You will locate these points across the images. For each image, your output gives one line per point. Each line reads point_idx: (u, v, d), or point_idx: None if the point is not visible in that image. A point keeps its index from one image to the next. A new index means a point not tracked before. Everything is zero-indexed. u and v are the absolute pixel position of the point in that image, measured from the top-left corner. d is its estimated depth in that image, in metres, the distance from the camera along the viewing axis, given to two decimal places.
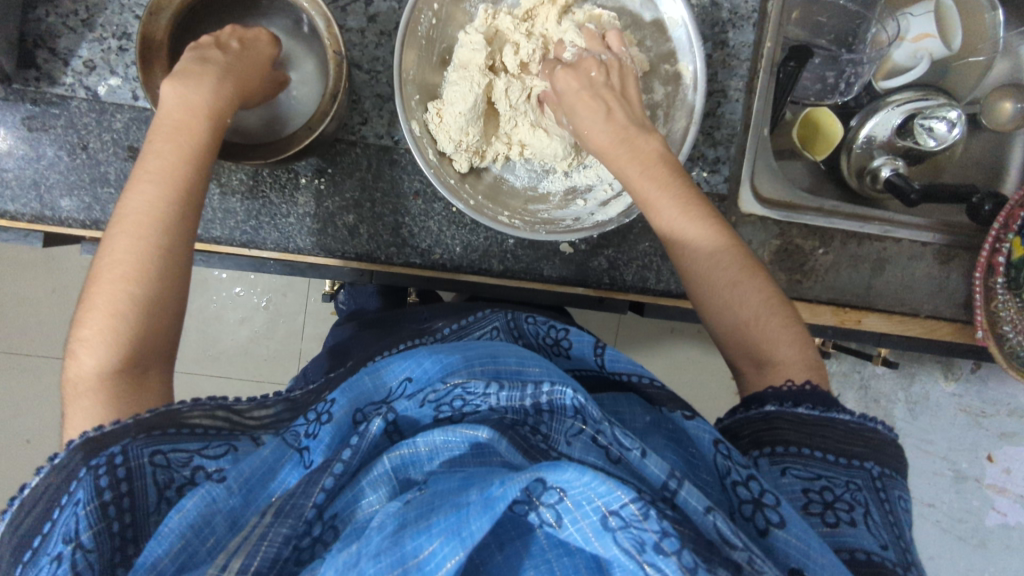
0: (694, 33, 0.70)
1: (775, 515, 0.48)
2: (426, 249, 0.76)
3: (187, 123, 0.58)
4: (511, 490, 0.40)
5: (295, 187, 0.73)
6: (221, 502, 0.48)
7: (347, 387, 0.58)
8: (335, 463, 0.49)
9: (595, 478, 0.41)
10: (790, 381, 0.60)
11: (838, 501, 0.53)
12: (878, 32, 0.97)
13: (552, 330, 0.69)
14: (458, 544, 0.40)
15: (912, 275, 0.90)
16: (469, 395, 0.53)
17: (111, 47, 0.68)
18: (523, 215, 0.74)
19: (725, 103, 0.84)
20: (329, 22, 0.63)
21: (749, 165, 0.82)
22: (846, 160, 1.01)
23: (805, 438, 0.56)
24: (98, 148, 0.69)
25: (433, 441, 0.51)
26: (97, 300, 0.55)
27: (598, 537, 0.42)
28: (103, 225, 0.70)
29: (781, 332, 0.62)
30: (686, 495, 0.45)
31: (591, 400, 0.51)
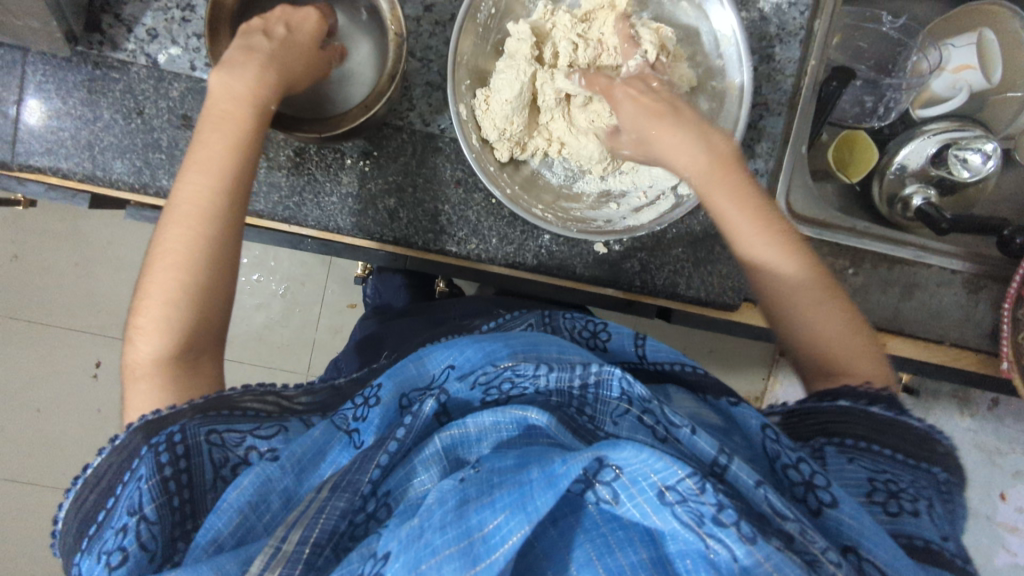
0: (745, 50, 0.71)
1: (826, 495, 0.48)
2: (463, 238, 0.76)
3: (233, 114, 0.60)
4: (574, 468, 0.40)
5: (340, 167, 0.74)
6: (276, 480, 0.50)
7: (393, 372, 0.59)
8: (389, 443, 0.51)
9: (652, 455, 0.42)
10: (867, 385, 0.61)
11: (902, 492, 0.54)
12: (918, 60, 0.99)
13: (588, 325, 0.70)
14: (522, 518, 0.41)
15: (940, 301, 0.90)
16: (518, 377, 0.54)
17: (175, 16, 0.70)
18: (555, 210, 0.74)
19: (767, 116, 0.83)
20: (393, 6, 0.64)
21: (785, 181, 0.84)
22: (878, 186, 1.01)
23: (880, 433, 0.58)
24: (153, 114, 0.70)
25: (482, 422, 0.52)
26: (154, 285, 0.58)
27: (656, 511, 0.43)
28: (151, 190, 0.71)
29: (855, 348, 0.65)
30: (736, 470, 0.45)
31: (636, 380, 0.52)
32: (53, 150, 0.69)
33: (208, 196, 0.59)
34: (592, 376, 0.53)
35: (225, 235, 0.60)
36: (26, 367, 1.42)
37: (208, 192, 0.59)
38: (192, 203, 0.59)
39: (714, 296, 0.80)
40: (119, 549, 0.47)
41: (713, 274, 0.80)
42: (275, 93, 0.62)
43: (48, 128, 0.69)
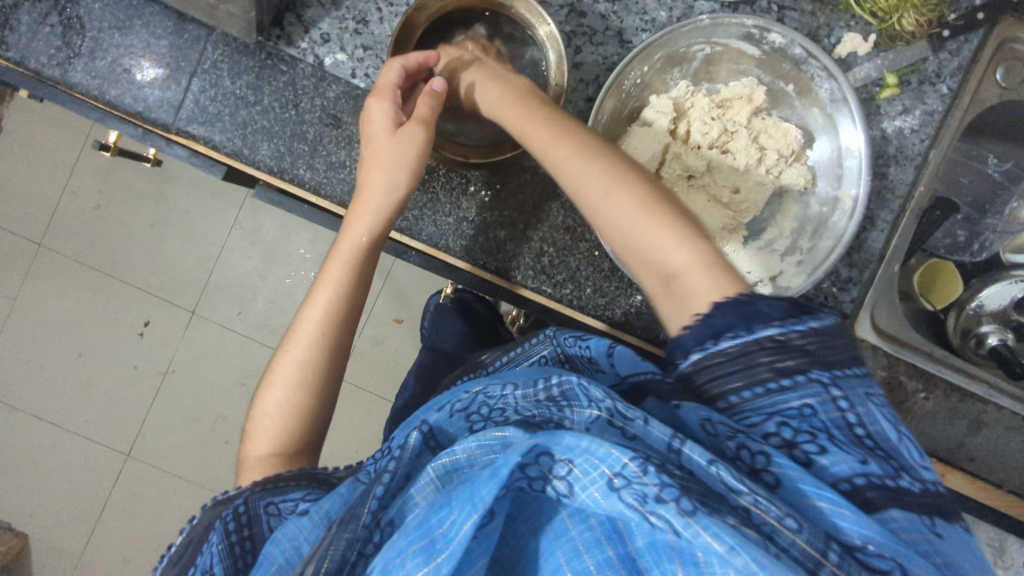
0: (866, 165, 0.74)
1: (771, 477, 0.47)
2: (559, 282, 0.79)
3: (337, 257, 0.70)
4: (508, 458, 0.46)
5: (462, 192, 0.78)
6: (303, 533, 0.55)
7: (405, 424, 0.64)
8: (381, 480, 0.56)
9: (593, 442, 0.46)
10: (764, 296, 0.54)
11: (800, 435, 0.49)
12: (1018, 207, 1.03)
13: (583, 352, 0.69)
14: (471, 508, 0.46)
15: (1007, 446, 0.89)
16: (491, 399, 0.60)
17: (349, 27, 0.76)
18: None
19: (871, 230, 0.85)
20: (562, 59, 0.73)
21: (872, 295, 0.86)
22: (954, 317, 1.02)
23: (808, 362, 0.50)
24: (307, 109, 0.75)
25: (470, 448, 0.53)
26: (260, 408, 0.68)
27: (606, 498, 0.45)
28: (287, 176, 0.75)
29: (698, 283, 0.56)
30: (690, 451, 0.47)
31: (594, 382, 0.54)
32: (211, 122, 0.74)
33: (315, 324, 0.69)
34: (555, 386, 0.56)
35: (330, 354, 0.69)
36: (92, 310, 1.48)
37: (315, 320, 0.69)
38: (300, 334, 0.69)
39: None
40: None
41: None
42: (375, 235, 0.70)
43: (212, 102, 0.74)
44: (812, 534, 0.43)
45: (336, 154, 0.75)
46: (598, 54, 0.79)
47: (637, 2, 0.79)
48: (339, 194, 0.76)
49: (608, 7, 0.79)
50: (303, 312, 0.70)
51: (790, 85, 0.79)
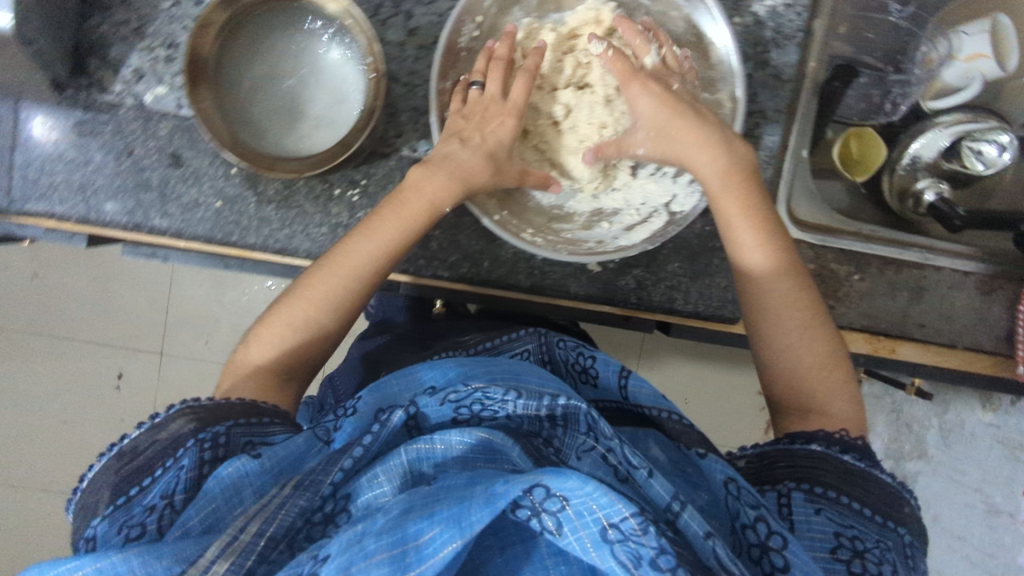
0: (737, 62, 0.69)
1: (780, 559, 0.55)
2: (454, 263, 0.77)
3: (344, 275, 0.68)
4: (509, 489, 0.48)
5: (329, 198, 0.73)
6: (252, 477, 0.57)
7: (376, 388, 0.67)
8: (354, 449, 0.57)
9: (596, 489, 0.48)
10: (843, 433, 0.67)
11: (867, 552, 0.58)
12: (928, 51, 0.96)
13: (580, 359, 0.79)
14: (456, 532, 0.48)
15: (951, 304, 0.87)
16: (488, 400, 0.61)
17: (160, 56, 0.70)
18: (546, 233, 0.74)
19: (764, 124, 0.79)
20: (371, 40, 0.59)
21: (785, 189, 0.82)
22: (887, 181, 0.99)
23: (892, 514, 0.62)
24: (143, 155, 0.71)
25: (449, 441, 0.58)
26: (260, 343, 0.69)
27: (596, 547, 0.50)
28: (145, 229, 0.72)
29: (836, 385, 0.69)
30: (686, 519, 0.53)
31: (601, 418, 0.59)
32: (47, 195, 0.70)
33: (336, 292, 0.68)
34: (561, 407, 0.60)
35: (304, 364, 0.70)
36: (59, 376, 1.47)
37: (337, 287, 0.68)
38: (289, 337, 0.69)
39: (710, 311, 0.80)
40: (145, 524, 0.56)
41: (711, 288, 0.80)
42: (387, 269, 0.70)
43: (43, 173, 0.70)
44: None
45: (188, 194, 0.72)
46: (432, 14, 0.72)
47: None
48: (203, 233, 0.72)
49: None
50: (288, 313, 0.69)
51: None
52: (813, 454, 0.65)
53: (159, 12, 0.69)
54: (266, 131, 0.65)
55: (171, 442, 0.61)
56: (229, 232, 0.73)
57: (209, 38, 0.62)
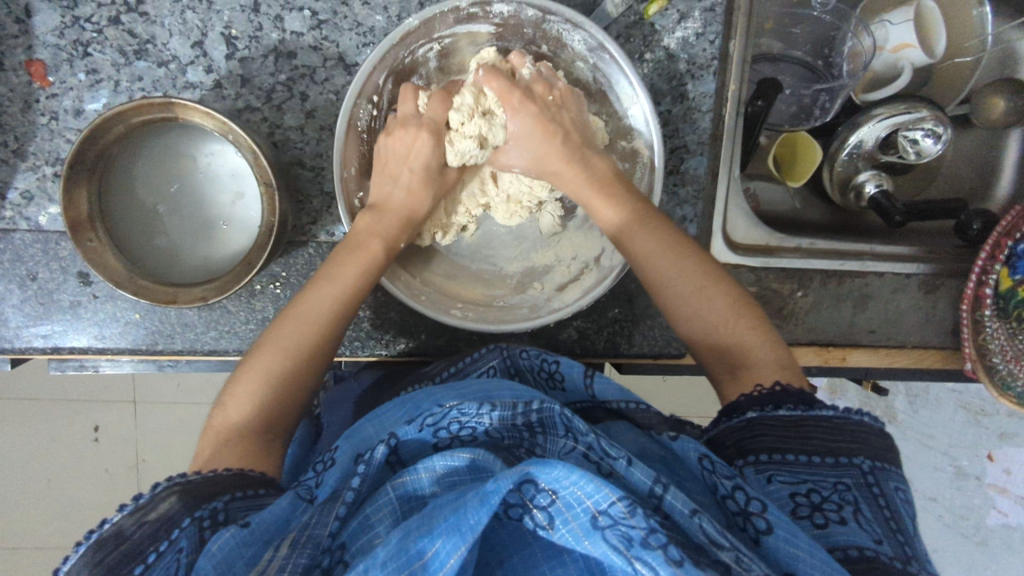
0: (653, 123, 0.67)
1: (762, 522, 0.47)
2: (391, 339, 0.76)
3: (301, 330, 0.62)
4: (503, 483, 0.42)
5: (251, 294, 0.70)
6: (243, 547, 0.47)
7: (351, 435, 0.60)
8: (346, 494, 0.52)
9: (582, 476, 0.43)
10: (762, 386, 0.61)
11: (826, 502, 0.51)
12: (856, 44, 0.93)
13: (545, 364, 0.68)
14: (459, 539, 0.42)
15: (897, 307, 0.87)
16: (464, 417, 0.56)
17: (46, 174, 0.67)
18: (475, 305, 0.72)
19: (688, 158, 0.79)
20: (257, 155, 0.58)
21: (720, 220, 0.78)
22: (828, 174, 0.97)
23: (854, 447, 0.55)
24: (47, 278, 0.68)
25: (434, 468, 0.51)
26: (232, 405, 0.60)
27: (588, 536, 0.45)
28: (64, 350, 0.70)
29: (752, 335, 0.64)
30: (671, 500, 0.46)
31: (576, 415, 0.54)
32: None
33: (309, 339, 0.62)
34: (534, 413, 0.55)
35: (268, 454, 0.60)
36: (26, 449, 1.43)
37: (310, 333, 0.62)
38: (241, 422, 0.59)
39: (657, 351, 0.79)
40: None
41: (655, 330, 0.79)
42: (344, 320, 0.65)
43: None
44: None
45: (102, 310, 0.69)
46: (328, 91, 0.69)
47: (346, 17, 0.67)
48: (127, 345, 0.70)
49: (316, 35, 0.68)
50: (236, 393, 0.60)
51: (543, 46, 0.71)
52: (752, 423, 0.59)
53: (37, 128, 0.66)
54: (164, 257, 0.63)
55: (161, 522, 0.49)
56: (153, 341, 0.71)
57: (83, 183, 0.58)
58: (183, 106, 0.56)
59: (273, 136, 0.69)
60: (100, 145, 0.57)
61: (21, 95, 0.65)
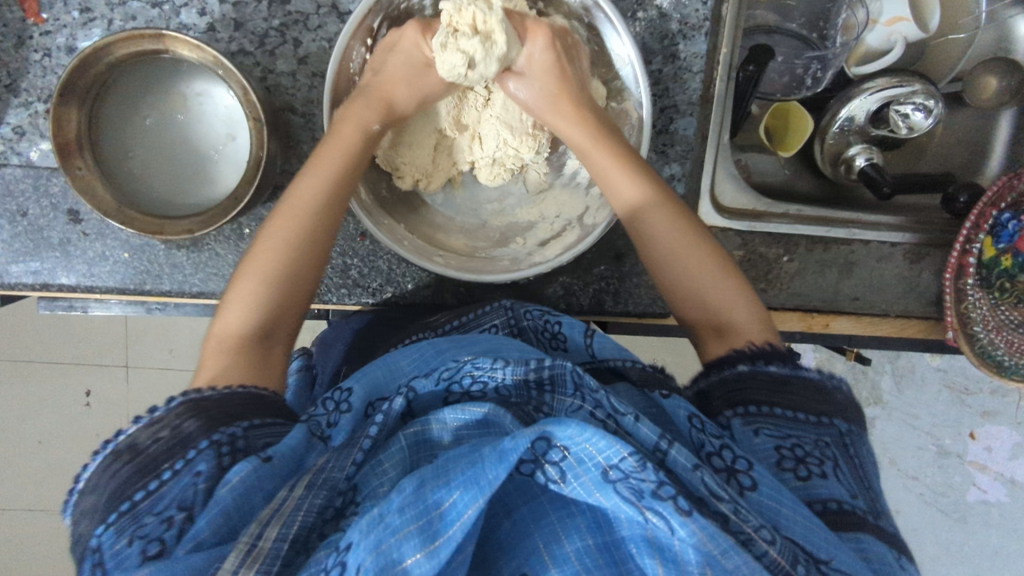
0: (640, 73, 0.67)
1: (748, 480, 0.49)
2: (378, 288, 0.77)
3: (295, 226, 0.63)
4: (521, 441, 0.42)
5: (239, 238, 0.71)
6: (259, 482, 0.48)
7: (361, 378, 0.61)
8: (362, 440, 0.51)
9: (595, 434, 0.43)
10: (752, 342, 0.63)
11: (809, 457, 0.53)
12: (849, 16, 0.95)
13: (549, 325, 0.70)
14: (476, 492, 0.41)
15: (882, 275, 0.88)
16: (478, 371, 0.57)
17: (38, 111, 0.67)
18: (454, 253, 0.73)
19: (678, 118, 0.79)
20: (246, 90, 0.58)
21: (709, 178, 0.79)
22: (819, 148, 0.98)
23: (833, 409, 0.57)
24: (38, 215, 0.69)
25: (446, 419, 0.52)
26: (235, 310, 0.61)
27: (600, 490, 0.44)
28: (53, 287, 0.70)
29: (736, 298, 0.65)
30: (675, 456, 0.46)
31: (587, 373, 0.54)
32: None
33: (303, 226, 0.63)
34: (546, 369, 0.55)
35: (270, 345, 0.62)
36: (19, 405, 1.44)
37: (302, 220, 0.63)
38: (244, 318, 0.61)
39: (641, 309, 0.80)
40: (159, 540, 0.45)
41: (640, 289, 0.79)
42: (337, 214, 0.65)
43: None
44: (782, 544, 0.44)
45: (92, 249, 0.70)
46: (321, 38, 0.69)
47: None
48: (116, 284, 0.71)
49: None
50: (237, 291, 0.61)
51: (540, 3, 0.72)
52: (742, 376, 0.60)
53: (29, 64, 0.66)
54: (150, 192, 0.64)
55: (176, 441, 0.50)
56: (142, 281, 0.71)
57: (75, 109, 0.59)
58: (173, 38, 0.57)
59: (265, 81, 0.69)
60: (95, 72, 0.58)
61: (14, 30, 0.66)
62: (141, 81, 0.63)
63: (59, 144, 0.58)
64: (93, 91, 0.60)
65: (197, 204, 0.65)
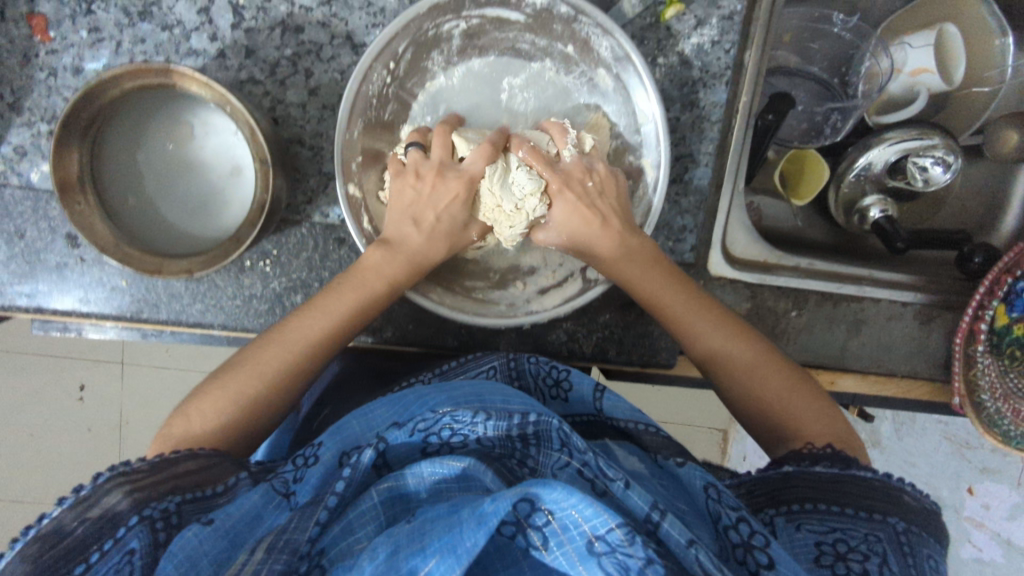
0: (663, 133, 0.66)
1: (764, 556, 0.48)
2: (378, 326, 0.76)
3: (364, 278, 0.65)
4: (501, 505, 0.42)
5: (240, 270, 0.70)
6: (205, 546, 0.48)
7: (336, 432, 0.59)
8: (328, 498, 0.51)
9: (581, 500, 0.43)
10: (811, 445, 0.61)
11: (851, 552, 0.52)
12: (872, 65, 0.93)
13: (553, 371, 0.70)
14: (453, 562, 0.42)
15: (890, 335, 0.86)
16: (458, 424, 0.56)
17: (41, 131, 0.66)
18: (455, 292, 0.71)
19: (693, 167, 0.78)
20: (253, 128, 0.56)
21: (721, 230, 0.78)
22: (833, 194, 0.96)
23: (888, 509, 0.55)
24: (35, 236, 0.67)
25: (422, 473, 0.53)
26: (229, 382, 0.61)
27: (583, 561, 0.44)
28: (48, 311, 0.69)
29: (807, 412, 0.64)
30: (668, 528, 0.46)
31: (575, 432, 0.54)
32: None
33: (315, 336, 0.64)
34: (532, 425, 0.55)
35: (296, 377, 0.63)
36: (12, 402, 1.43)
37: (316, 330, 0.64)
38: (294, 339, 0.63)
39: (645, 360, 0.78)
40: None
41: (645, 339, 0.78)
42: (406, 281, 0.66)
43: None
44: None
45: (88, 274, 0.68)
46: (333, 70, 0.67)
47: None
48: (111, 311, 0.69)
49: (325, 11, 0.66)
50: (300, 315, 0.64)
51: (569, 46, 0.69)
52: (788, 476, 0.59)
53: (34, 83, 0.65)
54: (147, 220, 0.63)
55: (106, 519, 0.50)
56: (139, 308, 0.70)
57: (76, 141, 0.58)
58: (181, 74, 0.55)
59: (274, 111, 0.68)
60: (98, 108, 0.57)
61: (20, 48, 0.64)
62: (146, 110, 0.62)
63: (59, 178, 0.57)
64: (97, 123, 0.59)
65: (192, 239, 0.63)
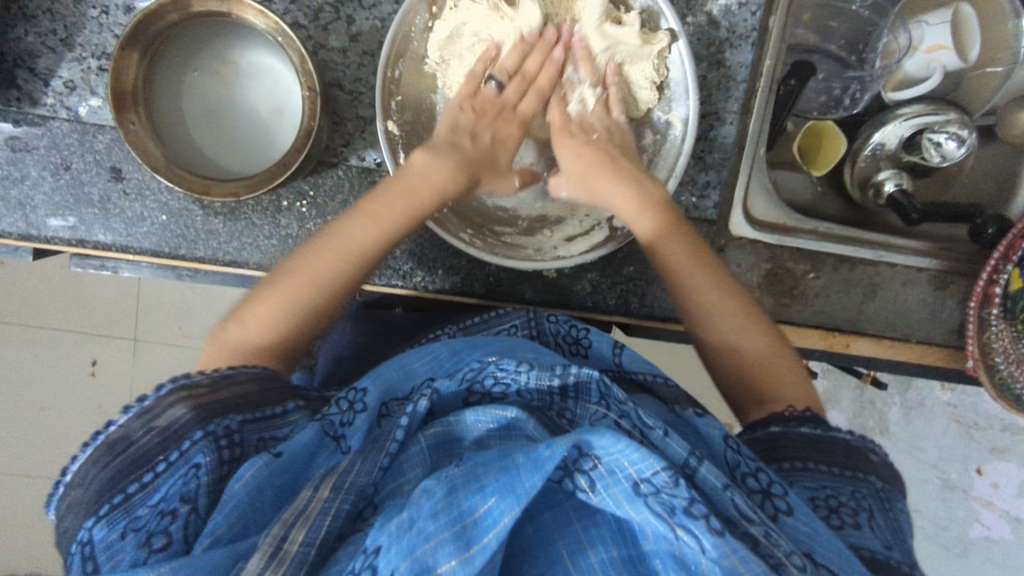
0: (690, 79, 0.69)
1: (783, 504, 0.53)
2: (408, 272, 0.77)
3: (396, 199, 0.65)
4: (558, 451, 0.44)
5: (277, 209, 0.71)
6: (269, 478, 0.53)
7: (377, 376, 0.63)
8: (392, 442, 0.55)
9: (629, 446, 0.45)
10: (793, 406, 0.64)
11: (843, 507, 0.57)
12: (890, 41, 0.96)
13: (572, 330, 0.73)
14: (512, 501, 0.44)
15: (906, 299, 0.88)
16: (501, 373, 0.61)
17: (91, 67, 0.69)
18: (484, 235, 0.74)
19: (718, 126, 0.81)
20: (304, 57, 0.61)
21: (743, 186, 0.80)
22: (849, 171, 0.97)
23: (863, 466, 0.60)
24: (81, 169, 0.69)
25: (465, 419, 0.58)
26: (259, 320, 0.63)
27: (629, 502, 0.46)
28: (88, 245, 0.70)
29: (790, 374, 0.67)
30: (705, 473, 0.50)
31: (612, 385, 0.58)
32: None
33: (366, 243, 0.65)
34: (571, 376, 0.59)
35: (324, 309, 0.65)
36: (22, 374, 1.42)
37: (368, 237, 0.65)
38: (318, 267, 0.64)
39: (667, 314, 0.80)
40: (162, 535, 0.50)
41: (668, 293, 0.79)
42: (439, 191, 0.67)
43: None
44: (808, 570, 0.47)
45: (131, 208, 0.70)
46: (374, 18, 0.70)
47: None
48: (150, 247, 0.71)
49: None
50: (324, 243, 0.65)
51: None
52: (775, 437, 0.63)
53: (87, 20, 0.68)
54: (190, 147, 0.67)
55: (170, 431, 0.54)
56: (176, 245, 0.71)
57: (134, 58, 0.62)
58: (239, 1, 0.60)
59: (316, 55, 0.70)
60: (160, 26, 0.62)
61: None
62: (197, 40, 0.67)
63: (114, 89, 0.60)
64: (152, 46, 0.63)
65: (232, 168, 0.67)
